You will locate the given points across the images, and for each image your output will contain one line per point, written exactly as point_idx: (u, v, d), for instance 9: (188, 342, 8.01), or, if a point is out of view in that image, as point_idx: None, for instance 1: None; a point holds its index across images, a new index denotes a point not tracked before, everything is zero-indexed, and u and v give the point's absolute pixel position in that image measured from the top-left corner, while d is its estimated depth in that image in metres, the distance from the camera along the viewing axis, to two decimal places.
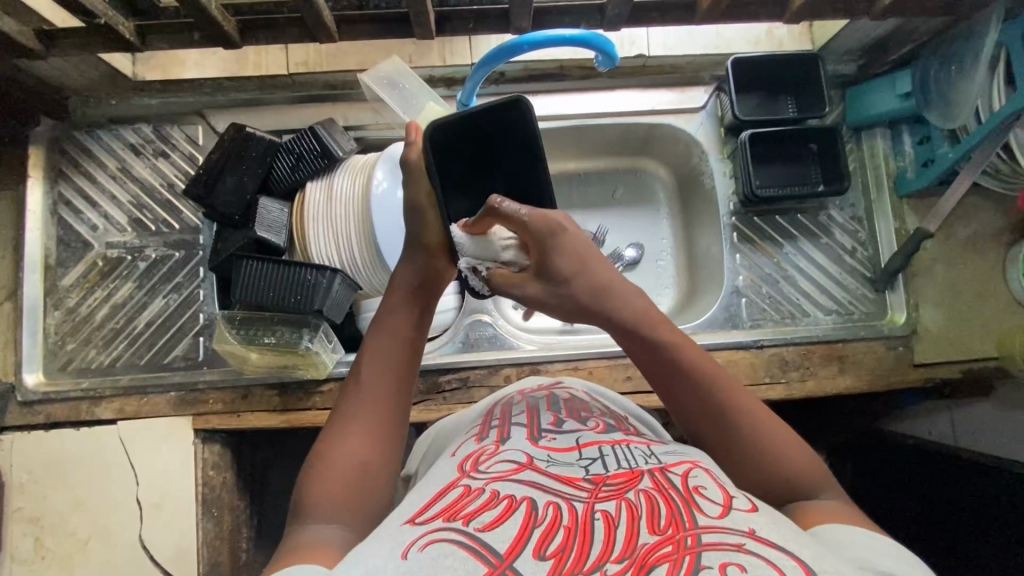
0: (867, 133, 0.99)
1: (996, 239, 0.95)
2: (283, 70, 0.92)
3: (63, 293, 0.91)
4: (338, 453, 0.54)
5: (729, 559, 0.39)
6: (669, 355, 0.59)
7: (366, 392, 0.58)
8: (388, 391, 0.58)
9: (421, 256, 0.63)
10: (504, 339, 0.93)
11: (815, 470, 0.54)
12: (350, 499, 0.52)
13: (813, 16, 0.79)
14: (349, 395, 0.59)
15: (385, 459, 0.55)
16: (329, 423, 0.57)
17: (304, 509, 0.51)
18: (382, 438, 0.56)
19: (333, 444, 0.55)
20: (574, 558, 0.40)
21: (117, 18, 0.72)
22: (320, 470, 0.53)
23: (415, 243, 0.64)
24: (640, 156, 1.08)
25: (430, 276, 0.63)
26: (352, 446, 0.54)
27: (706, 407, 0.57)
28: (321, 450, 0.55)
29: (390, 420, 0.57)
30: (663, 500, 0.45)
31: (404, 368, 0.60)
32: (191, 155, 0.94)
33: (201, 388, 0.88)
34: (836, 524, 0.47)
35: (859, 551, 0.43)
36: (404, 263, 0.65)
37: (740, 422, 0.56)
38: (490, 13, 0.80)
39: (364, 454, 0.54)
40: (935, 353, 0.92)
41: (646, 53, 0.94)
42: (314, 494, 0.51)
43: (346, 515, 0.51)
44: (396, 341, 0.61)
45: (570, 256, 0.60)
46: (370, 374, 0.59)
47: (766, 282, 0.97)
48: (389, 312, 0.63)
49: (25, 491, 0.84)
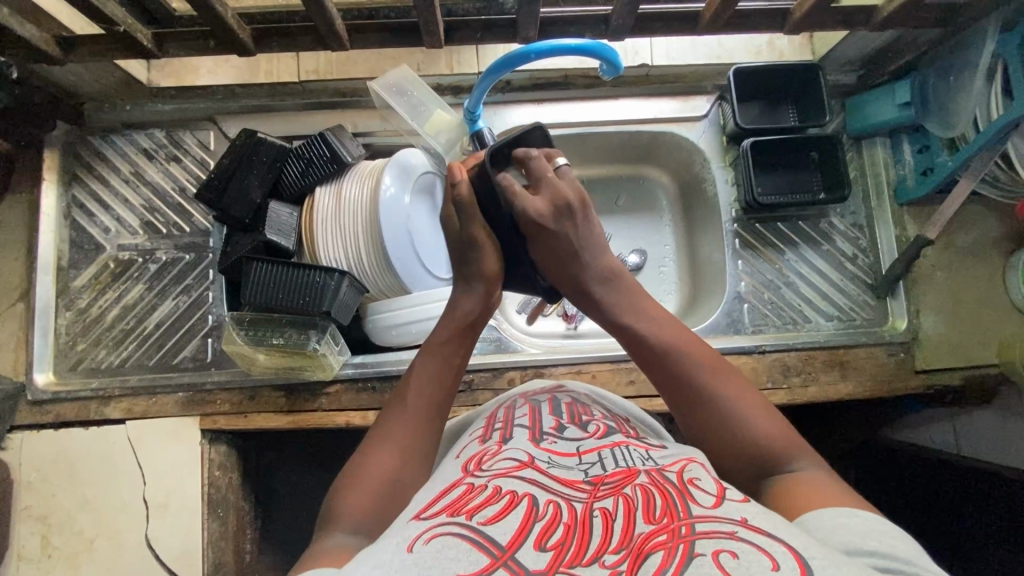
0: (868, 142, 1.00)
1: (996, 246, 0.96)
2: (294, 77, 0.95)
3: (75, 294, 0.92)
4: (373, 467, 0.55)
5: (722, 546, 0.39)
6: (647, 344, 0.63)
7: (406, 414, 0.60)
8: (425, 417, 0.60)
9: (478, 286, 0.69)
10: (508, 343, 0.95)
11: (811, 462, 0.54)
12: (375, 507, 0.53)
13: (814, 27, 0.81)
14: (388, 416, 0.61)
15: (418, 480, 0.56)
16: (366, 439, 0.59)
17: (334, 517, 0.52)
18: (413, 454, 0.57)
19: (369, 459, 0.56)
20: (573, 550, 0.41)
21: (136, 26, 0.74)
22: (353, 479, 0.54)
23: (473, 274, 0.69)
24: (643, 164, 1.10)
25: (485, 309, 0.69)
26: (384, 459, 0.56)
27: (689, 400, 0.59)
28: (356, 465, 0.56)
29: (427, 445, 0.59)
30: (659, 493, 0.46)
31: (444, 399, 0.62)
32: (203, 160, 0.96)
33: (209, 389, 0.89)
34: (824, 508, 0.47)
35: (850, 536, 0.43)
36: (460, 295, 0.69)
37: (732, 424, 0.56)
38: (497, 23, 0.82)
39: (398, 471, 0.55)
40: (936, 360, 0.93)
41: (649, 63, 0.96)
42: (346, 503, 0.52)
43: (372, 525, 0.52)
44: (445, 371, 0.64)
45: (554, 252, 0.67)
46: (414, 399, 0.61)
47: (768, 288, 0.98)
48: (439, 341, 0.66)
49: (34, 489, 0.85)
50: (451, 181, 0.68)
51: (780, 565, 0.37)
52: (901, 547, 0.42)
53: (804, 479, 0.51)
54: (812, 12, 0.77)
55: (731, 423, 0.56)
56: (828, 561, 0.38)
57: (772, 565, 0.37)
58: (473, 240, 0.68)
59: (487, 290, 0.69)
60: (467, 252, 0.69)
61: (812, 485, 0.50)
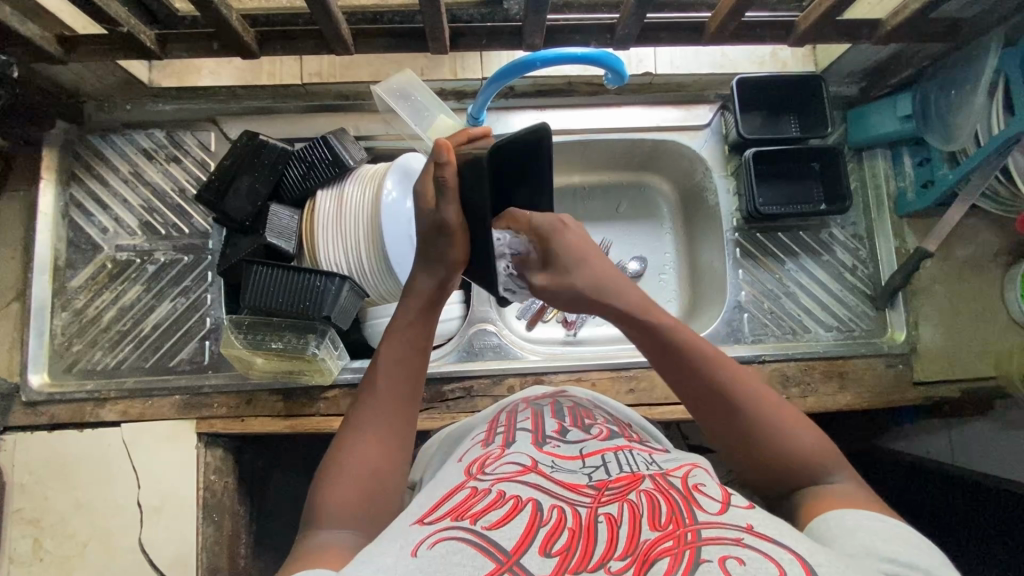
0: (868, 154, 1.01)
1: (996, 258, 0.96)
2: (297, 79, 0.94)
3: (71, 294, 0.91)
4: (352, 462, 0.54)
5: (729, 552, 0.39)
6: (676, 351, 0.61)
7: (379, 403, 0.59)
8: (397, 404, 0.60)
9: (442, 270, 0.65)
10: (508, 349, 0.94)
11: (834, 468, 0.54)
12: (361, 503, 0.52)
13: (817, 41, 0.81)
14: (361, 405, 0.60)
15: (398, 473, 0.56)
16: (340, 435, 0.58)
17: (316, 517, 0.51)
18: (389, 444, 0.57)
19: (345, 453, 0.55)
20: (579, 555, 0.41)
21: (138, 27, 0.73)
22: (334, 478, 0.54)
23: (438, 258, 0.65)
24: (645, 172, 1.10)
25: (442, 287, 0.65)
26: (363, 453, 0.55)
27: (724, 412, 0.58)
28: (333, 460, 0.55)
29: (400, 431, 0.59)
30: (664, 499, 0.46)
31: (416, 385, 0.62)
32: (204, 161, 0.95)
33: (206, 392, 0.89)
34: (857, 513, 0.47)
35: (866, 541, 0.44)
36: (420, 273, 0.66)
37: (775, 439, 0.55)
38: (504, 30, 0.82)
39: (376, 462, 0.55)
40: (936, 371, 0.93)
41: (653, 71, 0.96)
42: (326, 501, 0.52)
43: (358, 522, 0.52)
44: (412, 354, 0.63)
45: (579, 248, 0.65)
46: (385, 387, 0.60)
47: (768, 298, 0.98)
48: (406, 325, 0.64)
49: (26, 491, 0.84)
50: (437, 159, 0.60)
51: (787, 572, 0.37)
52: (908, 551, 0.43)
53: (824, 492, 0.52)
54: (818, 23, 0.78)
55: (777, 443, 0.55)
56: (835, 570, 0.38)
57: (779, 572, 0.37)
58: (445, 224, 0.62)
59: (448, 274, 0.65)
60: (433, 236, 0.64)
61: (828, 495, 0.51)
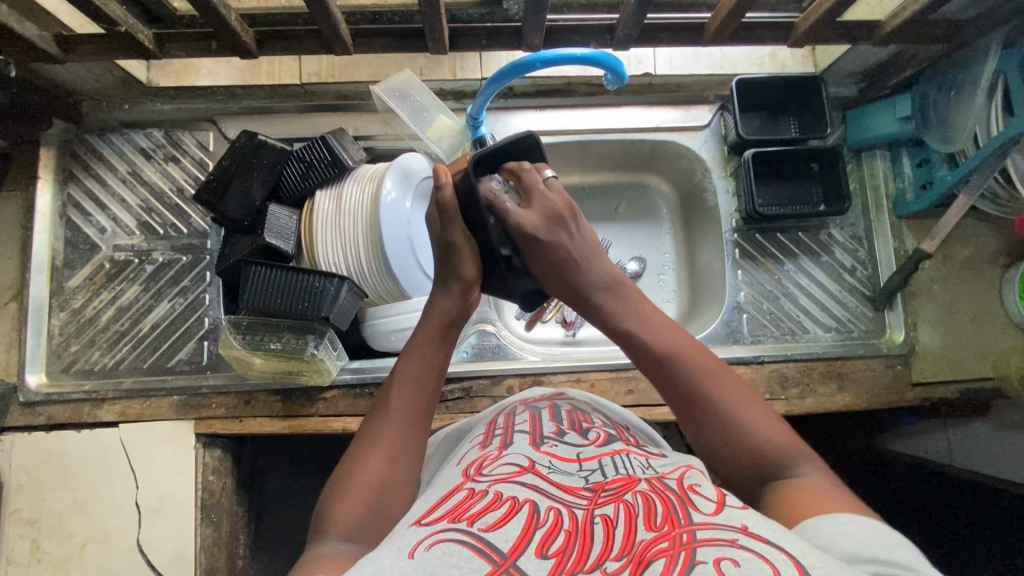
0: (868, 154, 1.01)
1: (994, 261, 0.97)
2: (295, 79, 0.94)
3: (69, 295, 0.91)
4: (364, 472, 0.55)
5: (724, 553, 0.39)
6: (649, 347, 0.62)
7: (392, 417, 0.59)
8: (411, 417, 0.60)
9: (456, 288, 0.67)
10: (507, 349, 0.94)
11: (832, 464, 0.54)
12: (371, 514, 0.52)
13: (817, 42, 0.81)
14: (375, 418, 0.60)
15: (406, 482, 0.56)
16: (352, 447, 0.58)
17: (323, 527, 0.51)
18: (401, 458, 0.57)
19: (358, 464, 0.56)
20: (575, 557, 0.41)
21: (136, 27, 0.73)
22: (345, 488, 0.54)
23: (450, 274, 0.67)
24: (644, 172, 1.10)
25: (463, 308, 0.67)
26: (375, 465, 0.55)
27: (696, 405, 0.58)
28: (345, 471, 0.56)
29: (414, 445, 0.59)
30: (660, 500, 0.46)
31: (427, 395, 0.62)
32: (202, 161, 0.95)
33: (204, 393, 0.88)
34: (836, 509, 0.47)
35: (853, 540, 0.44)
36: (437, 294, 0.67)
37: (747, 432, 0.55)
38: (503, 31, 0.82)
39: (387, 474, 0.55)
40: (934, 372, 0.93)
41: (652, 73, 0.97)
42: (337, 510, 0.52)
43: (366, 533, 0.51)
44: (426, 369, 0.63)
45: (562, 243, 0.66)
46: (399, 400, 0.60)
47: (768, 299, 0.98)
48: (421, 343, 0.64)
49: (25, 492, 0.83)
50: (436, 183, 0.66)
51: (782, 572, 0.37)
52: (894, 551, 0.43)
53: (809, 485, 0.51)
54: (816, 26, 0.78)
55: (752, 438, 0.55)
56: (829, 570, 0.38)
57: (773, 572, 0.37)
58: (450, 244, 0.67)
59: (465, 290, 0.67)
60: (443, 256, 0.67)
61: (811, 489, 0.51)
